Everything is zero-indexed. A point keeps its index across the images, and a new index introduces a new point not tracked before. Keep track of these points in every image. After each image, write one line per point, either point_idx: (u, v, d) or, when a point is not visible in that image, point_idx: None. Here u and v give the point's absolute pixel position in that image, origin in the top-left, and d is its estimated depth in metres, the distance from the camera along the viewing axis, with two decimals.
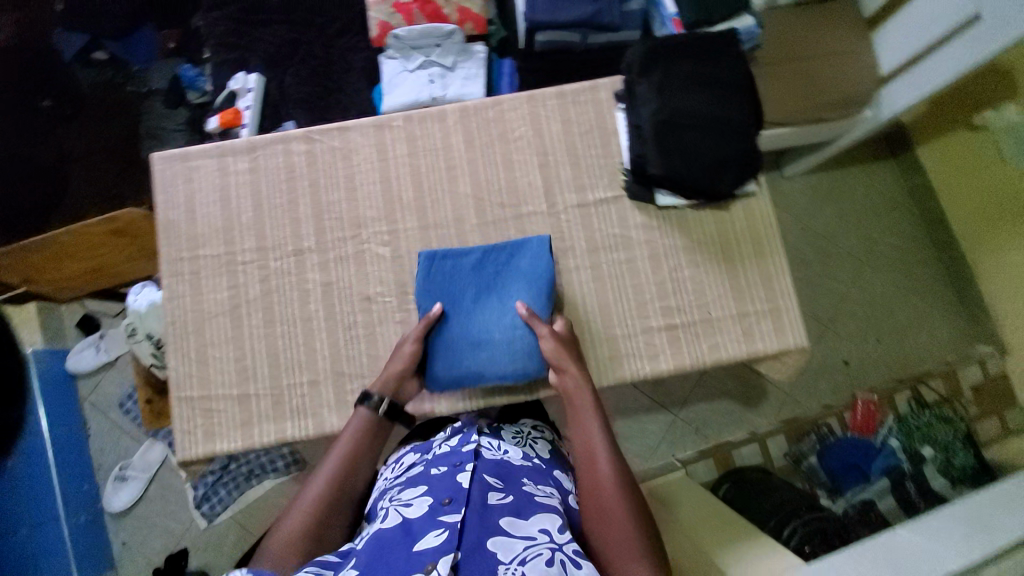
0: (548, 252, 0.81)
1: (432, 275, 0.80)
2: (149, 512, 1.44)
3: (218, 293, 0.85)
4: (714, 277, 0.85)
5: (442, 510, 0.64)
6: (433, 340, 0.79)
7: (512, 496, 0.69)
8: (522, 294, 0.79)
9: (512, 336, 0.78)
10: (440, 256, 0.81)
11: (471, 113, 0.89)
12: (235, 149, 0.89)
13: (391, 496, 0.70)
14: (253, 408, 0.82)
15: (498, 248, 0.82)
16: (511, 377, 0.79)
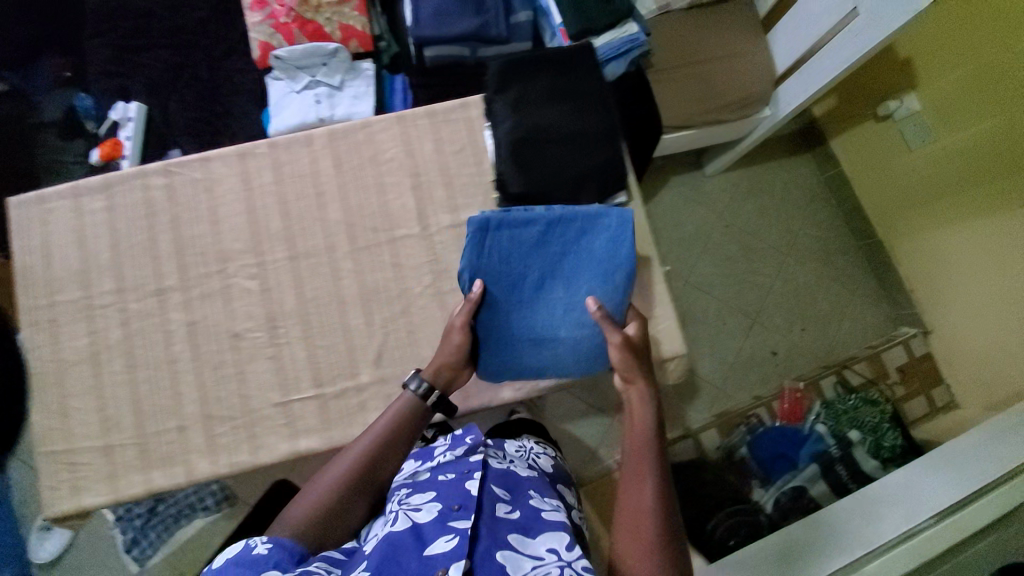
0: (627, 235, 0.78)
1: (485, 248, 0.76)
2: (79, 561, 1.37)
3: (77, 341, 0.82)
4: None
5: (452, 516, 0.59)
6: (495, 328, 0.79)
7: (521, 510, 0.65)
8: (592, 287, 0.78)
9: (579, 334, 0.79)
10: (495, 228, 0.76)
11: (339, 136, 0.87)
12: (90, 187, 0.85)
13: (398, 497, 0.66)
14: (119, 458, 0.79)
15: (569, 220, 0.78)
16: (575, 371, 0.82)
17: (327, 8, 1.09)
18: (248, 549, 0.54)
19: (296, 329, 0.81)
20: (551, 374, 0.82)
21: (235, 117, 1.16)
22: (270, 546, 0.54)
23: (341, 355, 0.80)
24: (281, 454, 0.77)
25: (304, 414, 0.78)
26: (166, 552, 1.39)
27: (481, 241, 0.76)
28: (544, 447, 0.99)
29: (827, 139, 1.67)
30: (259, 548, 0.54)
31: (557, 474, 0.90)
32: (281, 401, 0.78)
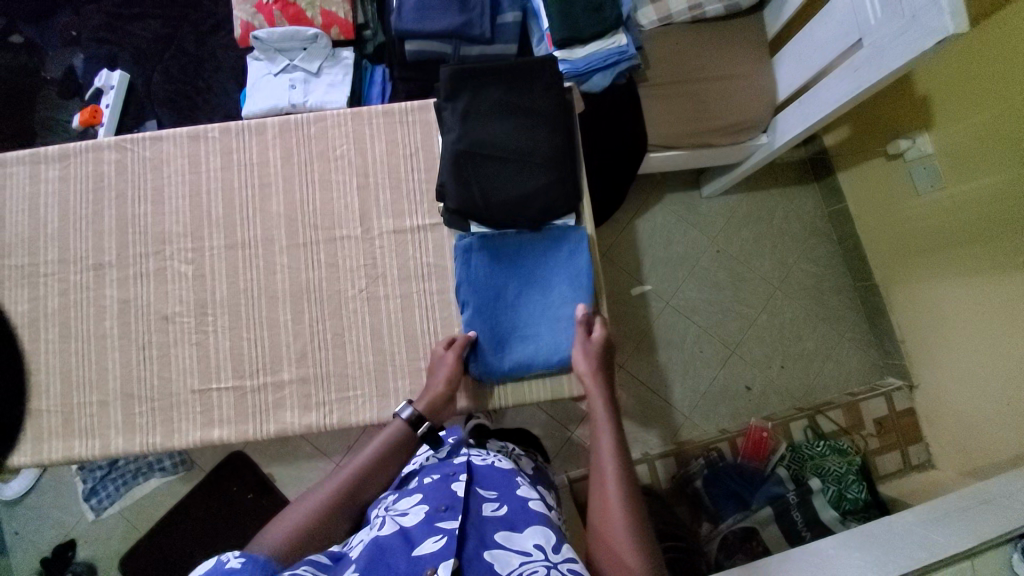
0: (587, 249, 0.81)
1: (471, 268, 0.80)
2: (41, 503, 1.44)
3: (19, 305, 0.83)
4: (525, 314, 0.81)
5: (438, 517, 0.56)
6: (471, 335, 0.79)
7: (507, 506, 0.62)
8: (564, 289, 0.80)
9: (559, 331, 0.79)
10: (480, 252, 0.80)
11: (293, 128, 0.86)
12: (47, 154, 0.86)
13: (385, 505, 0.62)
14: (44, 425, 0.81)
15: (539, 239, 0.81)
16: (558, 368, 0.80)
17: None
18: (220, 565, 0.47)
19: (223, 319, 0.82)
20: (540, 369, 0.80)
21: (212, 87, 1.13)
22: (244, 560, 0.47)
23: (264, 350, 0.82)
24: (193, 440, 0.80)
25: (220, 404, 0.80)
26: (121, 507, 1.43)
27: (467, 261, 0.79)
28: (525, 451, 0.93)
29: (835, 171, 1.50)
30: (232, 563, 0.48)
31: (539, 475, 0.84)
32: (199, 388, 0.81)
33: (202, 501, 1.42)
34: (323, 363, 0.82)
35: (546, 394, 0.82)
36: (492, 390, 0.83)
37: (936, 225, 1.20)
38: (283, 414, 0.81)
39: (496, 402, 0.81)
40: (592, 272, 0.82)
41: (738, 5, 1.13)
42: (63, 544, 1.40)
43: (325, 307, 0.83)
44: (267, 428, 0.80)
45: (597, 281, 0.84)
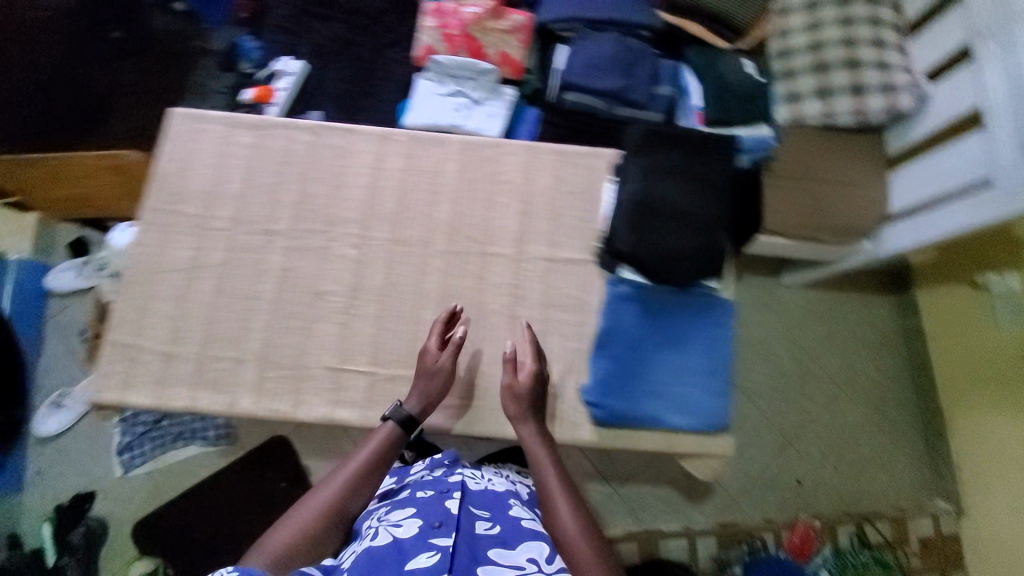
0: (732, 321, 0.85)
1: (619, 308, 0.85)
2: (72, 444, 1.54)
3: (181, 251, 0.87)
4: (663, 363, 0.83)
5: (431, 532, 0.66)
6: (610, 375, 0.83)
7: (499, 526, 0.71)
8: (703, 353, 0.84)
9: (693, 391, 0.82)
10: (632, 296, 0.85)
11: (472, 147, 0.93)
12: (244, 122, 0.93)
13: (379, 516, 0.72)
14: (175, 369, 0.82)
15: (690, 301, 0.85)
16: (683, 426, 0.81)
17: (495, 33, 1.20)
18: None
19: (371, 305, 0.86)
20: (667, 424, 0.81)
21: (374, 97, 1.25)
22: (234, 574, 0.56)
23: (403, 343, 0.85)
24: (317, 416, 0.81)
25: (350, 386, 0.83)
26: (151, 467, 1.51)
27: (619, 304, 0.85)
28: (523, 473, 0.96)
29: (911, 287, 1.53)
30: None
31: None
32: (335, 366, 0.83)
33: (235, 482, 1.48)
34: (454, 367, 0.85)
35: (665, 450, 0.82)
36: (612, 433, 0.83)
37: (1011, 362, 1.22)
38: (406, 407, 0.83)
39: (615, 445, 0.82)
40: (732, 343, 0.85)
41: (869, 121, 1.19)
42: (84, 494, 1.49)
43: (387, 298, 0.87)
44: None
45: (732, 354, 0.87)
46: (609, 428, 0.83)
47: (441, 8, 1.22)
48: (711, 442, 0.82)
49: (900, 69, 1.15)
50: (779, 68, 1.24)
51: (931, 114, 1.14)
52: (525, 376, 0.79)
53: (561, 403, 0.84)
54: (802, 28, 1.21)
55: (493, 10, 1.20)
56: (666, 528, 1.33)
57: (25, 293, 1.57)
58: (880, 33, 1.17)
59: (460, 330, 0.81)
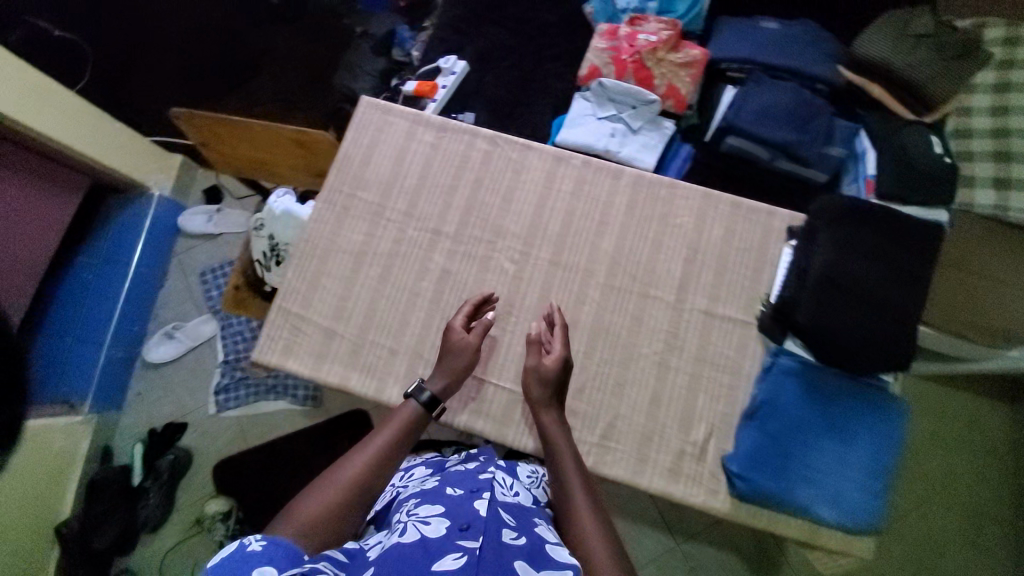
0: (901, 424, 0.82)
1: (783, 382, 0.82)
2: (175, 374, 1.66)
3: (353, 234, 0.91)
4: (820, 451, 0.81)
5: (458, 534, 0.59)
6: (764, 449, 0.81)
7: (526, 538, 0.61)
8: (864, 450, 0.81)
9: (848, 487, 0.79)
10: (800, 374, 0.82)
11: (644, 184, 0.93)
12: (428, 121, 0.97)
13: (408, 511, 0.66)
14: (333, 346, 0.87)
15: (861, 393, 0.82)
16: (831, 521, 0.79)
17: (668, 64, 1.19)
18: (242, 546, 0.53)
19: (523, 325, 0.87)
20: (813, 514, 0.79)
21: (525, 111, 1.30)
22: (263, 545, 0.53)
23: None
24: (457, 422, 0.84)
25: (492, 400, 0.84)
26: (241, 411, 1.62)
27: (785, 378, 0.82)
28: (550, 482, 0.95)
29: None
30: (253, 546, 0.53)
31: None
32: (479, 375, 0.85)
33: (307, 444, 1.56)
34: (593, 401, 0.84)
35: (803, 537, 0.80)
36: (751, 507, 0.81)
37: None
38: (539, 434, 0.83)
39: (754, 520, 0.80)
40: (896, 447, 0.82)
41: None
42: (177, 424, 1.60)
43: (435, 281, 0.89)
44: (526, 442, 0.83)
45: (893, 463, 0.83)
46: (750, 502, 0.81)
47: (616, 31, 1.23)
48: (857, 541, 0.79)
49: None
50: (957, 147, 1.13)
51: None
52: (553, 358, 0.79)
53: (699, 466, 0.84)
54: (989, 111, 1.11)
55: (670, 41, 1.19)
56: None
57: (160, 227, 1.70)
58: None
59: (490, 314, 0.85)
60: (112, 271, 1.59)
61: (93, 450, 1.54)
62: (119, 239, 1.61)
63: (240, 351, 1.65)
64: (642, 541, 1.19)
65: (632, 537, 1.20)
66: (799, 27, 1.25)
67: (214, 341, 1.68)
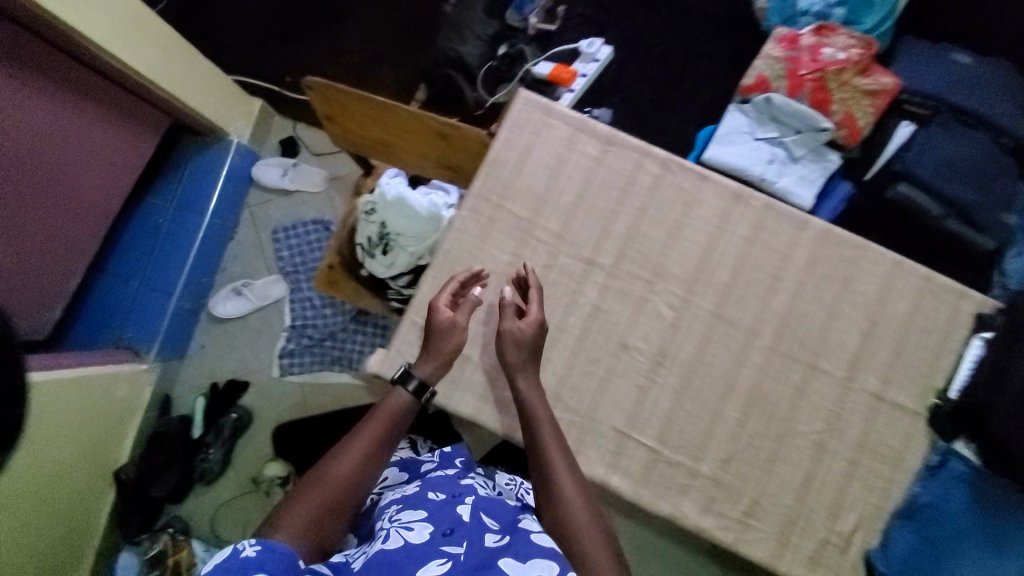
0: None
1: (945, 487, 0.79)
2: (239, 331, 1.62)
3: (499, 252, 0.82)
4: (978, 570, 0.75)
5: (442, 540, 0.58)
6: (909, 550, 0.78)
7: (511, 536, 0.61)
8: None
9: None
10: (965, 480, 0.78)
11: (830, 242, 0.82)
12: (594, 130, 0.84)
13: (391, 515, 0.64)
14: (467, 374, 0.80)
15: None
16: None
17: (852, 88, 1.06)
18: (235, 553, 0.51)
19: (673, 379, 0.79)
20: None
21: (669, 116, 1.17)
22: (258, 551, 0.51)
23: (697, 432, 0.78)
24: (593, 478, 0.77)
25: (632, 457, 0.77)
26: (305, 379, 1.58)
27: (948, 481, 0.79)
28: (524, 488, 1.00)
29: None
30: (247, 552, 0.51)
31: None
32: (621, 429, 0.78)
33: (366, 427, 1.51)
34: (743, 468, 0.78)
35: None
36: None
37: None
38: (677, 500, 0.77)
39: None
40: None
41: None
42: (238, 382, 1.57)
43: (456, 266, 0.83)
44: (663, 507, 0.77)
45: None
46: None
47: (798, 39, 1.08)
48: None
49: None
50: None
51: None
52: (530, 321, 0.75)
53: (841, 557, 0.79)
54: None
55: (861, 62, 1.06)
56: None
57: (236, 174, 1.59)
58: None
59: (476, 291, 0.80)
60: (187, 218, 1.50)
61: (156, 400, 1.51)
62: (196, 185, 1.52)
63: (307, 318, 1.59)
64: None
65: None
66: (995, 65, 1.09)
67: (282, 304, 1.62)
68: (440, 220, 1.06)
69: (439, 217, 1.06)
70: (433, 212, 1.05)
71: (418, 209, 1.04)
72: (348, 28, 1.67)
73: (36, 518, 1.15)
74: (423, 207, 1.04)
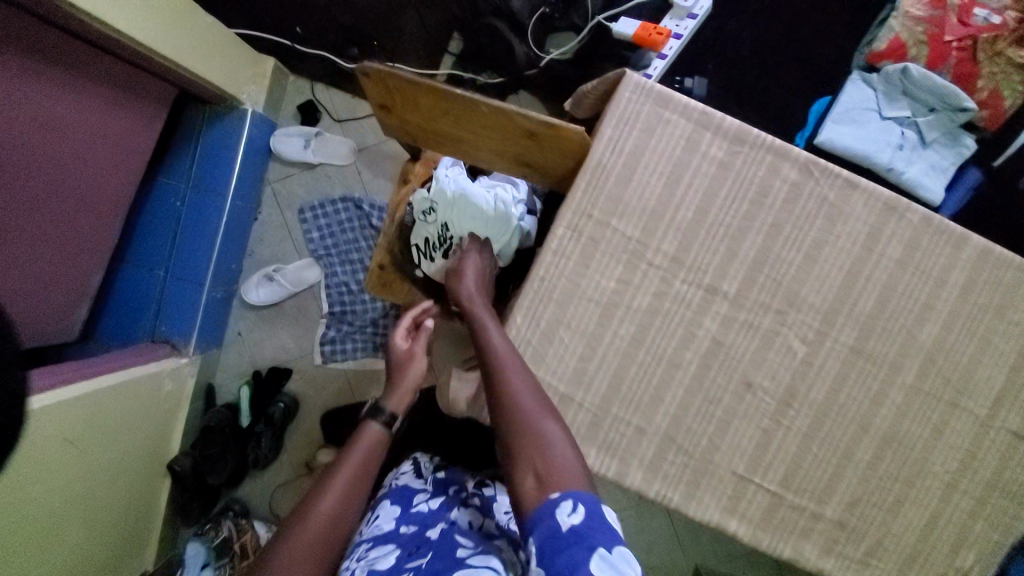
0: None
1: None
2: (275, 319, 1.53)
3: (604, 279, 0.70)
4: None
5: (408, 558, 0.76)
6: None
7: (473, 551, 0.79)
8: None
9: None
10: None
11: (987, 262, 0.71)
12: (721, 127, 0.69)
13: (359, 554, 0.79)
14: (569, 416, 0.72)
15: None
16: None
17: (1005, 62, 0.88)
18: None
19: (802, 421, 0.72)
20: None
21: (772, 85, 1.04)
22: None
23: (822, 476, 0.73)
24: (710, 518, 0.73)
25: (752, 501, 0.72)
26: (349, 367, 1.52)
27: None
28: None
29: None
30: None
31: None
32: (741, 473, 0.72)
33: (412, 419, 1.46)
34: (868, 508, 0.73)
35: None
36: None
37: None
38: (797, 541, 0.73)
39: None
40: None
41: None
42: (282, 370, 1.50)
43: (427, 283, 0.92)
44: (782, 549, 0.73)
45: None
46: None
47: None
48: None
49: None
50: None
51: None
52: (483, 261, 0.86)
53: None
54: None
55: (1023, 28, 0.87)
56: None
57: (254, 148, 1.41)
58: None
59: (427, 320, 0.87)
60: (208, 199, 1.35)
61: (198, 393, 1.44)
62: (213, 161, 1.35)
63: (345, 304, 1.50)
64: None
65: None
66: None
67: (318, 288, 1.51)
68: (507, 219, 0.90)
69: (507, 216, 0.90)
70: (500, 210, 0.89)
71: (483, 207, 0.89)
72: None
73: (100, 526, 1.11)
74: (488, 203, 0.90)
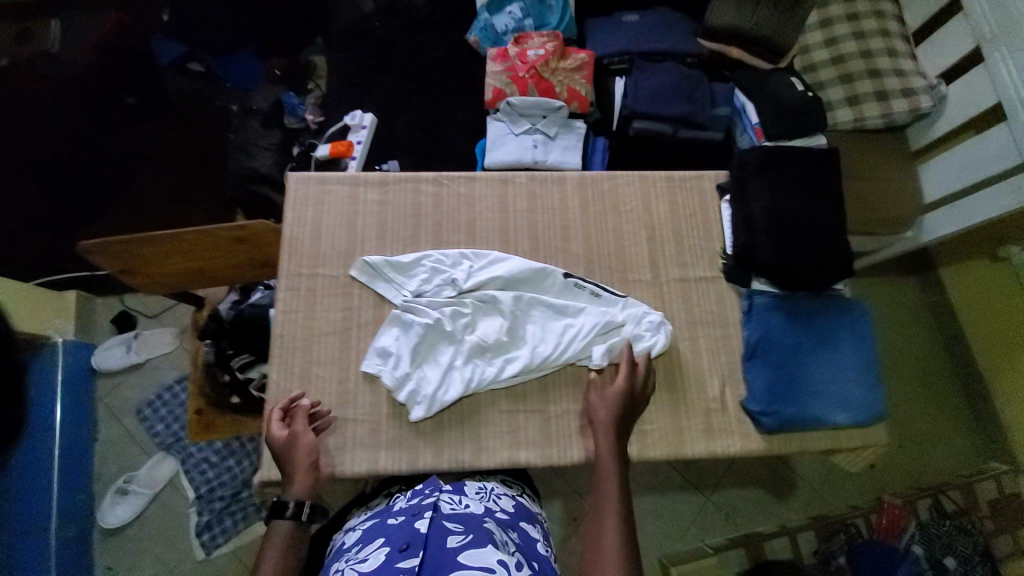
0: (858, 320, 0.92)
1: (767, 319, 0.90)
2: (140, 535, 1.43)
3: (331, 313, 0.88)
4: (823, 369, 0.88)
5: (398, 555, 0.59)
6: (782, 383, 0.87)
7: (473, 535, 0.62)
8: (849, 354, 0.90)
9: (843, 384, 0.88)
10: (774, 306, 0.91)
11: (589, 182, 0.99)
12: (367, 181, 0.96)
13: (347, 557, 0.64)
14: (349, 433, 0.82)
15: (816, 310, 0.91)
16: (846, 422, 0.87)
17: (562, 71, 1.29)
18: None
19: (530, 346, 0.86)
20: (834, 421, 0.86)
21: (447, 137, 1.35)
22: None
23: (567, 378, 0.86)
24: (501, 460, 0.82)
25: (525, 427, 0.83)
26: (234, 545, 1.41)
27: (766, 315, 0.90)
28: (510, 486, 0.81)
29: (935, 266, 1.49)
30: None
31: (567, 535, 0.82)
32: (507, 409, 0.84)
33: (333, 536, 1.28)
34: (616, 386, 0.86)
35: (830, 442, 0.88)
36: (781, 436, 0.87)
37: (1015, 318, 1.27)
38: (574, 442, 0.83)
39: (787, 443, 0.86)
40: (866, 347, 0.91)
41: (894, 122, 1.30)
42: None
43: (308, 333, 0.86)
44: (573, 456, 0.83)
45: (873, 357, 0.91)
46: (785, 431, 0.86)
47: (507, 54, 1.32)
48: (873, 433, 0.89)
49: (917, 75, 1.30)
50: (800, 64, 1.38)
51: (948, 115, 1.26)
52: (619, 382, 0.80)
53: (726, 416, 0.87)
54: (823, 45, 1.36)
55: (558, 50, 1.30)
56: (766, 528, 1.36)
57: (73, 376, 1.46)
58: (891, 44, 1.33)
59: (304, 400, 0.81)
60: (39, 439, 1.34)
61: None
62: (35, 401, 1.36)
63: (210, 481, 1.44)
64: (678, 504, 1.38)
65: (672, 506, 1.37)
66: (654, 15, 1.41)
67: (178, 479, 1.46)
68: (527, 342, 0.86)
69: (648, 346, 0.86)
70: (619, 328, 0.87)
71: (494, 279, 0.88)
72: (134, 191, 1.53)
73: None
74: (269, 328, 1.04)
